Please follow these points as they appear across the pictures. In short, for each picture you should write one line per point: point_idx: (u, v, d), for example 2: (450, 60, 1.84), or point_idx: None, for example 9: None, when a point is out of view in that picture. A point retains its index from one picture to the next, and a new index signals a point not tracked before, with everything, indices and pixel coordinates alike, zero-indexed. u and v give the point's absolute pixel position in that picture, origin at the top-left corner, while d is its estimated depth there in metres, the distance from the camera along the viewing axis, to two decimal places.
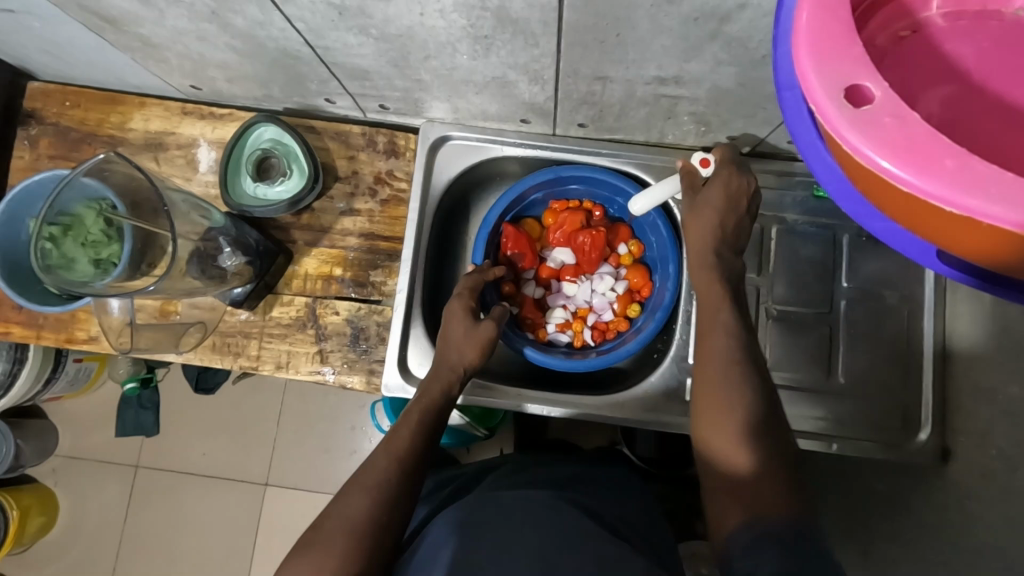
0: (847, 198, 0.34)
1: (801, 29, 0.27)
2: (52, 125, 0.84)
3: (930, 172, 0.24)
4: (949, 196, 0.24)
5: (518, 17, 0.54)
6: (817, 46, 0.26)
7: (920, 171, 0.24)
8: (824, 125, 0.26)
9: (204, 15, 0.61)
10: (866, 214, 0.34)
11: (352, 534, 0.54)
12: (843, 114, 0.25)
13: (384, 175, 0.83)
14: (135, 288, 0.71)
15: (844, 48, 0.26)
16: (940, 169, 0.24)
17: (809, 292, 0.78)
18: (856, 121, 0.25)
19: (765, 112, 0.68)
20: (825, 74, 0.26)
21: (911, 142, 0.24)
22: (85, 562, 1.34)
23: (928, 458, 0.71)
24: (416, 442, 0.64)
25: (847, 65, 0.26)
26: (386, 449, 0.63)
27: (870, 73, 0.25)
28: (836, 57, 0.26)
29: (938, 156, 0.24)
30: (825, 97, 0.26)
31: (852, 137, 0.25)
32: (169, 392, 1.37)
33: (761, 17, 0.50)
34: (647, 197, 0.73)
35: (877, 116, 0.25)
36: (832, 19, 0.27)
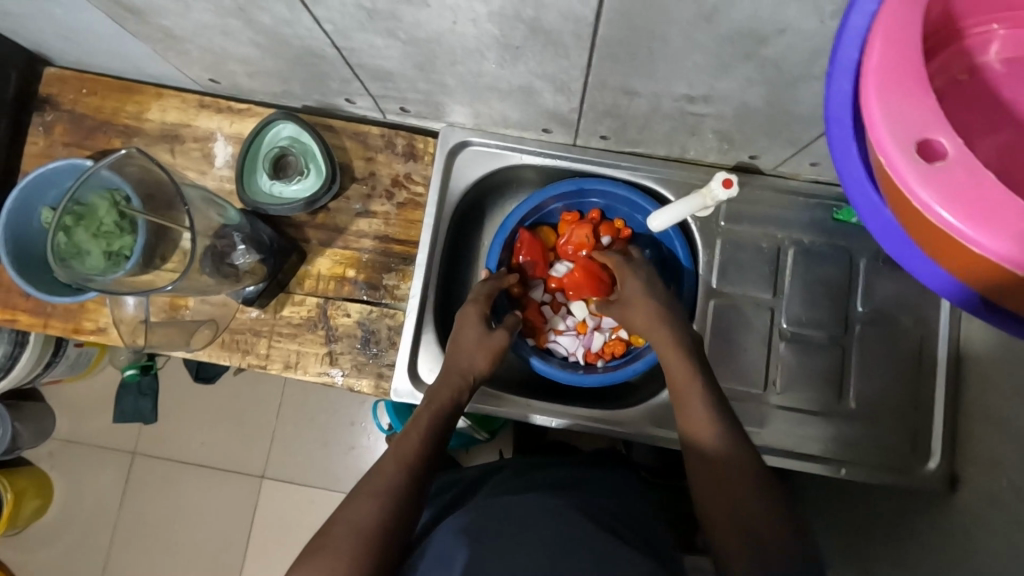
0: (891, 240, 0.33)
1: (874, 75, 0.27)
2: (68, 112, 0.84)
3: (1003, 233, 0.24)
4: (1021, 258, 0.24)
5: (551, 28, 0.53)
6: (887, 95, 0.27)
7: (992, 230, 0.24)
8: (893, 177, 0.26)
9: (231, 11, 0.60)
10: (911, 257, 0.33)
11: (361, 537, 0.54)
12: (914, 167, 0.25)
13: (402, 177, 0.82)
14: (146, 283, 0.72)
15: (916, 98, 0.26)
16: (1011, 229, 0.24)
17: (822, 314, 0.78)
18: (927, 176, 0.25)
19: (790, 133, 0.68)
20: (897, 125, 0.26)
21: (984, 200, 0.24)
22: (77, 546, 1.34)
23: (938, 485, 0.70)
24: (423, 445, 0.64)
25: (919, 117, 0.26)
26: (394, 452, 0.62)
27: (943, 127, 0.25)
28: (908, 108, 0.26)
29: (1013, 216, 0.24)
30: (896, 148, 0.26)
31: (923, 192, 0.25)
32: (169, 381, 1.37)
33: (799, 41, 0.50)
34: (666, 214, 0.75)
35: (950, 171, 0.25)
36: (902, 69, 0.27)
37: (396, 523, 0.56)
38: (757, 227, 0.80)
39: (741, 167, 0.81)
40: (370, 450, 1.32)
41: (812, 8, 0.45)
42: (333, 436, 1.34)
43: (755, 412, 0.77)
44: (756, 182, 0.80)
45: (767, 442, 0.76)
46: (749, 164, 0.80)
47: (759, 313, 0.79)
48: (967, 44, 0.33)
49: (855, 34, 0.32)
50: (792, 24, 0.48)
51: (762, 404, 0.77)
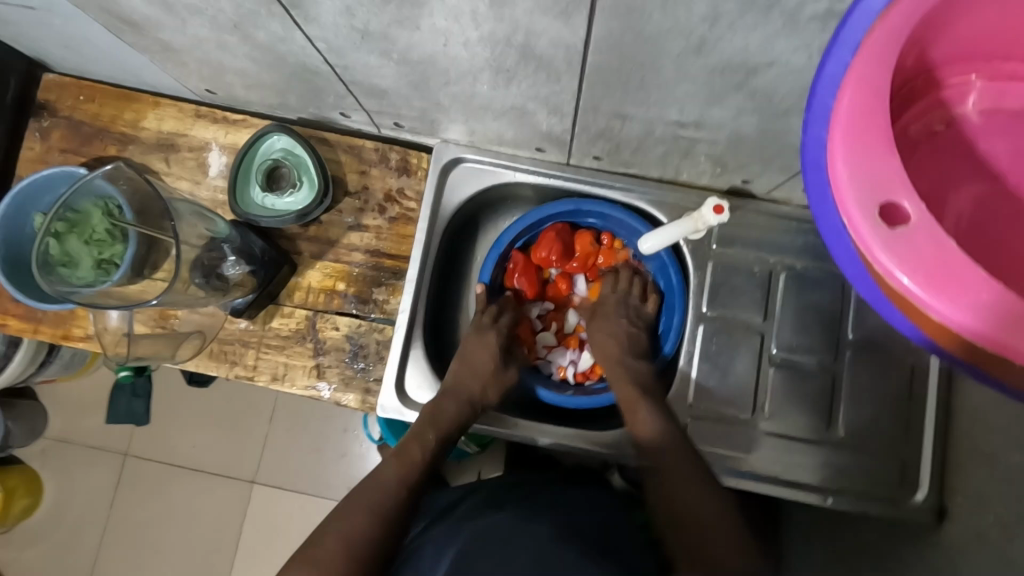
0: (869, 287, 0.33)
1: (841, 142, 0.29)
2: (65, 118, 0.84)
3: (962, 300, 0.26)
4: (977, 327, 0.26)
5: (542, 54, 0.53)
6: (854, 162, 0.29)
7: (951, 295, 0.26)
8: (859, 240, 0.28)
9: (226, 26, 0.60)
10: (887, 307, 0.32)
11: (353, 553, 0.53)
12: (877, 234, 0.28)
13: (395, 192, 0.82)
14: (136, 291, 0.72)
15: (883, 165, 0.28)
16: (972, 297, 0.26)
17: (814, 341, 0.77)
18: (888, 242, 0.27)
19: (782, 160, 0.67)
20: (863, 192, 0.28)
21: (944, 267, 0.27)
22: (63, 547, 1.33)
23: (926, 517, 0.69)
24: (423, 465, 0.64)
25: (885, 184, 0.28)
26: (394, 471, 0.62)
27: (907, 194, 0.28)
28: (871, 175, 0.28)
29: (970, 283, 0.26)
30: (859, 213, 0.28)
31: (887, 257, 0.27)
32: (161, 384, 1.37)
33: (790, 74, 0.50)
34: (657, 237, 0.75)
35: (911, 238, 0.27)
36: (866, 137, 0.29)
37: (382, 541, 0.55)
38: (749, 251, 0.80)
39: (735, 191, 0.81)
40: (360, 459, 1.32)
41: (801, 43, 0.45)
42: (323, 443, 1.33)
43: (743, 437, 0.76)
44: (749, 207, 0.80)
45: (753, 468, 0.76)
46: (742, 188, 0.80)
47: (749, 338, 0.78)
48: (946, 94, 0.36)
49: (830, 83, 0.32)
50: (780, 58, 0.48)
51: (751, 429, 0.77)
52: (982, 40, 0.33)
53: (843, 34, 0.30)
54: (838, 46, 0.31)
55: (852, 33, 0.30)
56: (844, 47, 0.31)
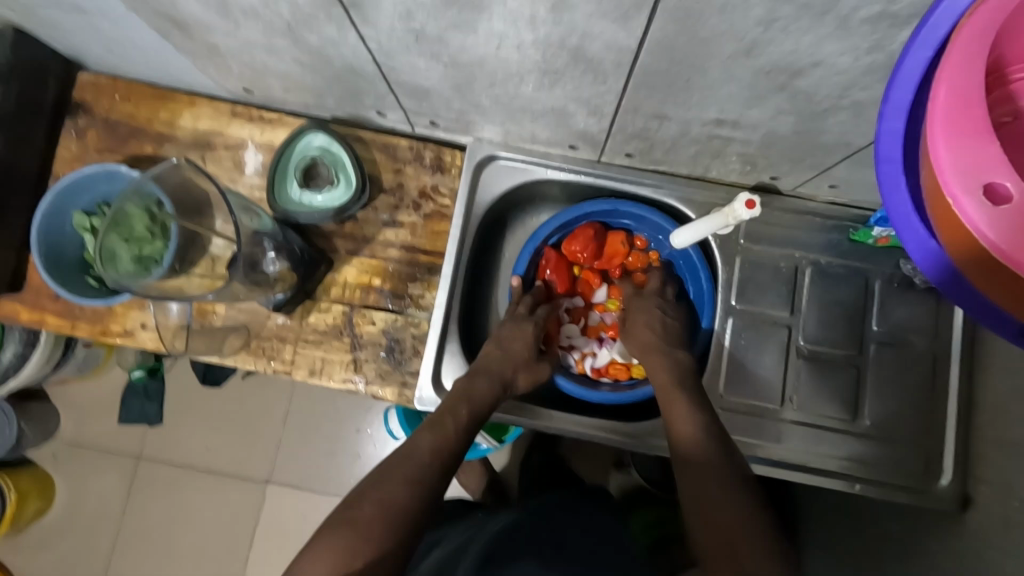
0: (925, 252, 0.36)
1: (938, 126, 0.30)
2: (100, 118, 0.85)
3: None
4: None
5: (593, 56, 0.55)
6: (954, 145, 0.30)
7: None
8: (962, 218, 0.30)
9: (279, 29, 0.62)
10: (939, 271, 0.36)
11: (388, 518, 0.54)
12: (984, 212, 0.29)
13: (429, 190, 0.84)
14: (180, 288, 0.75)
15: (982, 147, 0.29)
16: None
17: (838, 334, 0.79)
18: (998, 219, 0.29)
19: (813, 158, 0.70)
20: (964, 173, 0.30)
21: None
22: (78, 547, 1.33)
23: (948, 505, 0.71)
24: (456, 439, 0.65)
25: (986, 165, 0.29)
26: (430, 443, 0.63)
27: (1008, 173, 0.29)
28: (974, 156, 0.29)
29: None
30: (964, 193, 0.30)
31: (992, 235, 0.29)
32: (178, 384, 1.37)
33: (834, 75, 0.52)
34: (689, 231, 0.77)
35: (1019, 214, 0.28)
36: (967, 119, 0.30)
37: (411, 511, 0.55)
38: (776, 247, 0.82)
39: (762, 189, 0.83)
40: (377, 456, 1.33)
41: (851, 45, 0.47)
42: (341, 441, 1.34)
43: (771, 428, 0.79)
44: (775, 204, 0.82)
45: (781, 457, 0.78)
46: (769, 186, 0.82)
47: (776, 331, 0.80)
48: (1015, 87, 0.35)
49: (905, 82, 0.35)
50: (828, 58, 0.50)
51: (778, 420, 0.79)
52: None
53: (923, 32, 0.34)
54: (918, 44, 0.34)
55: (932, 32, 0.33)
56: (924, 45, 0.34)
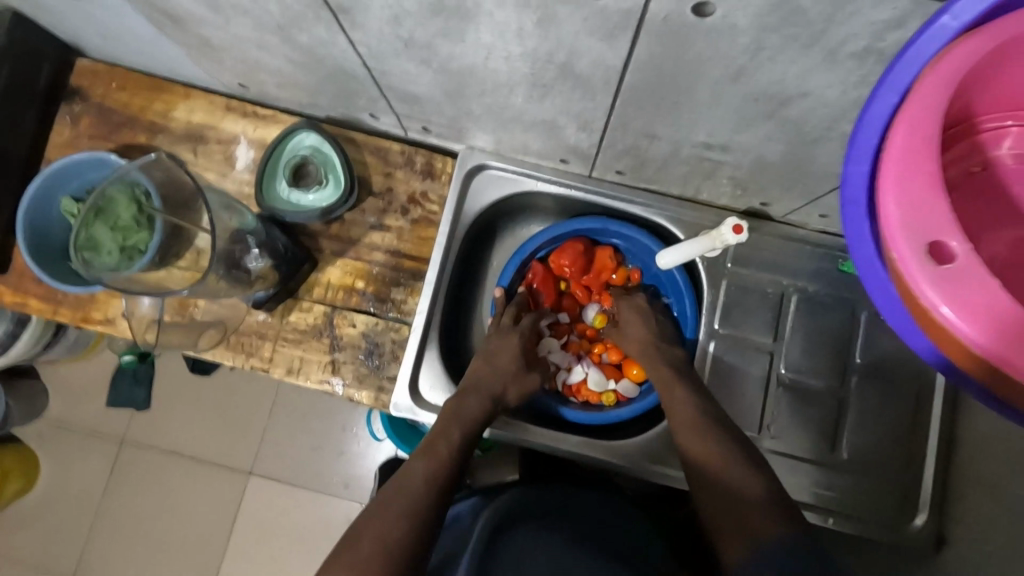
0: (887, 297, 0.36)
1: (890, 181, 0.31)
2: (96, 105, 0.85)
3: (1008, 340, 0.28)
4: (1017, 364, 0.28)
5: (581, 72, 0.55)
6: (904, 201, 0.30)
7: (989, 334, 0.28)
8: (906, 275, 0.30)
9: (271, 27, 0.62)
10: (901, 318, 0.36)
11: (389, 552, 0.53)
12: (925, 272, 0.29)
13: (418, 196, 0.83)
14: (159, 281, 0.74)
15: (931, 204, 0.30)
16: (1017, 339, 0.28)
17: (822, 364, 0.78)
18: (937, 280, 0.29)
19: (803, 186, 0.69)
20: (911, 229, 0.30)
21: (987, 306, 0.28)
22: (58, 527, 1.33)
23: (925, 546, 0.72)
24: (451, 464, 0.64)
25: (934, 223, 0.30)
26: (425, 469, 0.62)
27: (955, 234, 0.29)
28: (922, 212, 0.30)
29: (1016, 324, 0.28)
30: (908, 250, 0.30)
31: (933, 294, 0.29)
32: (165, 371, 1.37)
33: (821, 106, 0.51)
34: (676, 253, 0.76)
35: (961, 276, 0.29)
36: (918, 173, 0.30)
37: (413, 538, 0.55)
38: (763, 272, 0.81)
39: (752, 212, 0.83)
40: (360, 455, 1.32)
41: (835, 78, 0.47)
42: (324, 438, 1.34)
43: None
44: (765, 228, 0.82)
45: None
46: (760, 210, 0.82)
47: (759, 358, 0.79)
48: (985, 138, 0.38)
49: (872, 124, 0.35)
50: (813, 90, 0.49)
51: (756, 447, 0.78)
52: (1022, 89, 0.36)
53: (892, 75, 0.33)
54: (885, 87, 0.34)
55: (900, 76, 0.33)
56: (890, 89, 0.34)
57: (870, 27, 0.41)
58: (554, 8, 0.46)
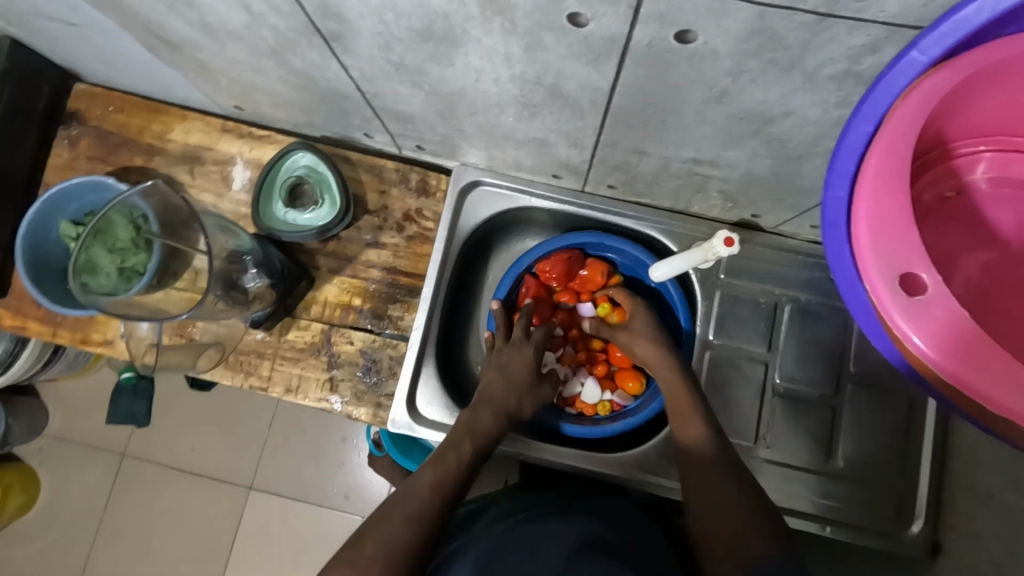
0: (864, 315, 0.38)
1: (864, 214, 0.34)
2: (93, 127, 0.86)
3: (975, 367, 0.31)
4: (981, 389, 0.31)
5: (569, 94, 0.56)
6: (877, 233, 0.34)
7: (956, 363, 0.31)
8: (880, 305, 0.33)
9: (265, 52, 0.63)
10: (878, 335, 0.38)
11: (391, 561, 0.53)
12: (898, 302, 0.33)
13: (414, 212, 0.84)
14: (158, 302, 0.75)
15: (903, 237, 0.33)
16: (981, 365, 0.31)
17: (815, 373, 0.79)
18: (908, 309, 0.32)
19: (792, 199, 0.70)
20: (885, 261, 0.33)
21: (954, 334, 0.32)
22: (58, 545, 1.33)
23: (920, 553, 0.73)
24: (457, 474, 0.64)
25: (905, 255, 0.33)
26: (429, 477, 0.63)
27: (925, 266, 0.32)
28: (892, 247, 0.33)
29: (980, 352, 0.31)
30: (882, 281, 0.33)
31: (905, 325, 0.32)
32: (164, 387, 1.37)
33: (805, 126, 0.52)
34: (668, 266, 0.77)
35: (929, 306, 0.32)
36: (891, 207, 0.34)
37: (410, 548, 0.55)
38: (756, 283, 0.82)
39: (743, 224, 0.84)
40: (360, 468, 1.33)
41: (818, 99, 0.48)
42: (324, 451, 1.34)
43: (744, 464, 0.78)
44: (757, 239, 0.83)
45: None
46: (751, 222, 0.83)
47: (753, 368, 0.80)
48: (959, 163, 0.42)
49: (849, 152, 0.37)
50: (797, 110, 0.50)
51: (751, 457, 0.78)
52: (988, 119, 0.40)
53: (864, 107, 0.36)
54: (859, 118, 0.36)
55: (873, 108, 0.36)
56: (864, 120, 0.36)
57: (848, 52, 0.42)
58: (540, 35, 0.47)
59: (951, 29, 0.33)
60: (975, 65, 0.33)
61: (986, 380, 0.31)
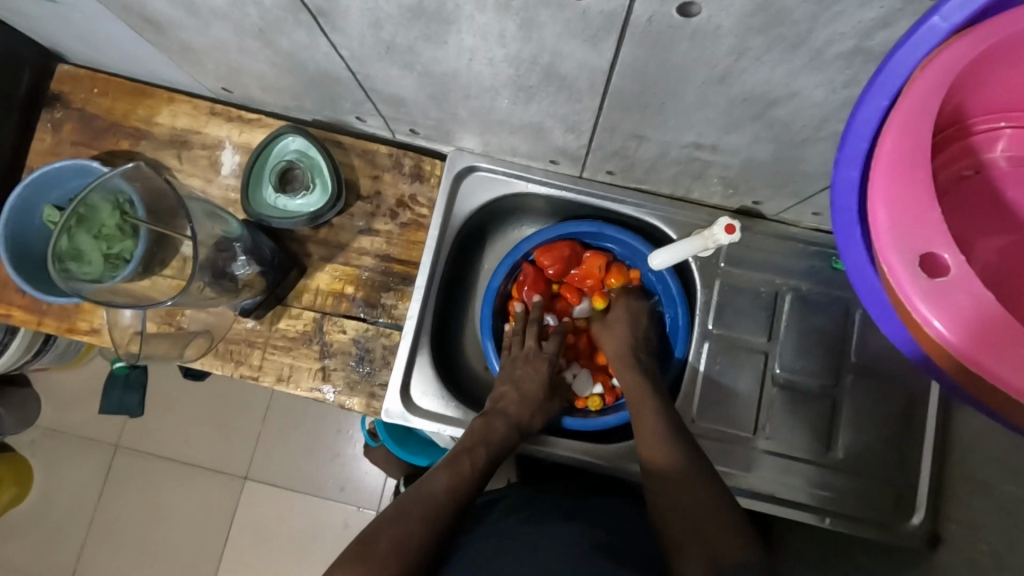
0: (874, 300, 0.37)
1: (881, 191, 0.32)
2: (77, 110, 0.84)
3: (999, 353, 0.30)
4: (1004, 376, 0.30)
5: (566, 74, 0.54)
6: (895, 211, 0.32)
7: (978, 348, 0.30)
8: (898, 288, 0.32)
9: (250, 31, 0.60)
10: (887, 319, 0.37)
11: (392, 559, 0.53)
12: (918, 286, 0.31)
13: (407, 199, 0.82)
14: (145, 290, 0.72)
15: (923, 215, 0.31)
16: (1006, 351, 0.30)
17: (816, 364, 0.78)
18: (929, 294, 0.31)
19: (794, 186, 0.68)
20: (904, 242, 0.31)
21: (978, 319, 0.30)
22: (51, 536, 1.32)
23: (919, 544, 0.70)
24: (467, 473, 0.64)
25: (925, 234, 0.31)
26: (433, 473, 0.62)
27: (947, 246, 0.31)
28: (911, 228, 0.31)
29: (1007, 337, 0.29)
30: (901, 265, 0.31)
31: (925, 309, 0.31)
32: (156, 378, 1.36)
33: (811, 107, 0.51)
34: (668, 252, 0.75)
35: (952, 290, 0.30)
36: (910, 185, 0.32)
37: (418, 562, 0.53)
38: (756, 272, 0.80)
39: (744, 211, 0.82)
40: (355, 458, 1.32)
41: (825, 78, 0.46)
42: (319, 442, 1.33)
43: (743, 456, 0.77)
44: (758, 227, 0.81)
45: (752, 487, 0.76)
46: (751, 209, 0.81)
47: (753, 358, 0.79)
48: (976, 141, 0.41)
49: (862, 129, 0.35)
50: (803, 90, 0.48)
51: (750, 448, 0.77)
52: (1009, 94, 0.38)
53: (879, 80, 0.34)
54: (874, 92, 0.35)
55: (889, 81, 0.34)
56: (880, 93, 0.35)
57: (858, 27, 0.40)
58: (535, 11, 0.45)
59: None
60: (998, 33, 0.31)
61: (1010, 367, 0.30)
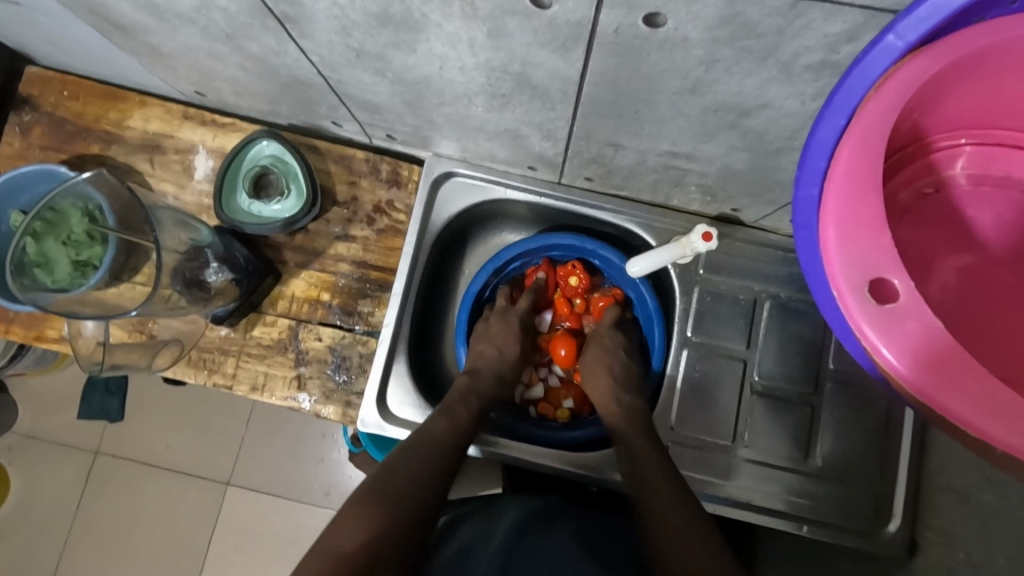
0: (835, 321, 0.37)
1: (835, 215, 0.33)
2: (47, 114, 0.82)
3: (951, 386, 0.29)
4: (957, 409, 0.29)
5: (538, 83, 0.53)
6: (846, 237, 0.32)
7: (929, 380, 0.30)
8: (847, 314, 0.32)
9: (218, 36, 0.59)
10: (849, 340, 0.37)
11: None
12: (866, 312, 0.31)
13: (384, 205, 0.81)
14: (113, 299, 0.72)
15: (871, 241, 0.32)
16: (957, 383, 0.29)
17: (794, 370, 0.78)
18: (877, 320, 0.31)
19: (771, 194, 0.68)
20: (853, 266, 0.32)
21: (927, 348, 0.30)
22: (29, 544, 1.30)
23: (895, 552, 0.70)
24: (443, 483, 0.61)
25: (875, 260, 0.31)
26: None
27: (896, 273, 0.31)
28: (861, 252, 0.32)
29: (960, 372, 0.29)
30: (850, 291, 0.31)
31: (873, 335, 0.31)
32: (135, 382, 1.34)
33: (783, 118, 0.50)
34: (647, 261, 0.75)
35: (900, 317, 0.30)
36: (862, 210, 0.32)
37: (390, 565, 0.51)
38: (735, 279, 0.80)
39: (723, 219, 0.82)
40: (339, 464, 1.30)
41: (794, 90, 0.46)
42: (301, 447, 1.31)
43: (722, 464, 0.77)
44: (738, 234, 0.81)
45: (731, 495, 0.76)
46: (731, 216, 0.81)
47: (731, 366, 0.78)
48: (936, 158, 0.40)
49: (820, 147, 0.35)
50: (774, 101, 0.48)
51: (729, 456, 0.77)
52: (968, 113, 0.38)
53: (837, 98, 0.34)
54: (831, 110, 0.34)
55: (846, 100, 0.34)
56: (836, 113, 0.34)
57: (825, 40, 0.39)
58: (502, 20, 0.45)
59: (929, 13, 0.31)
60: (953, 54, 0.31)
61: (957, 397, 0.29)
